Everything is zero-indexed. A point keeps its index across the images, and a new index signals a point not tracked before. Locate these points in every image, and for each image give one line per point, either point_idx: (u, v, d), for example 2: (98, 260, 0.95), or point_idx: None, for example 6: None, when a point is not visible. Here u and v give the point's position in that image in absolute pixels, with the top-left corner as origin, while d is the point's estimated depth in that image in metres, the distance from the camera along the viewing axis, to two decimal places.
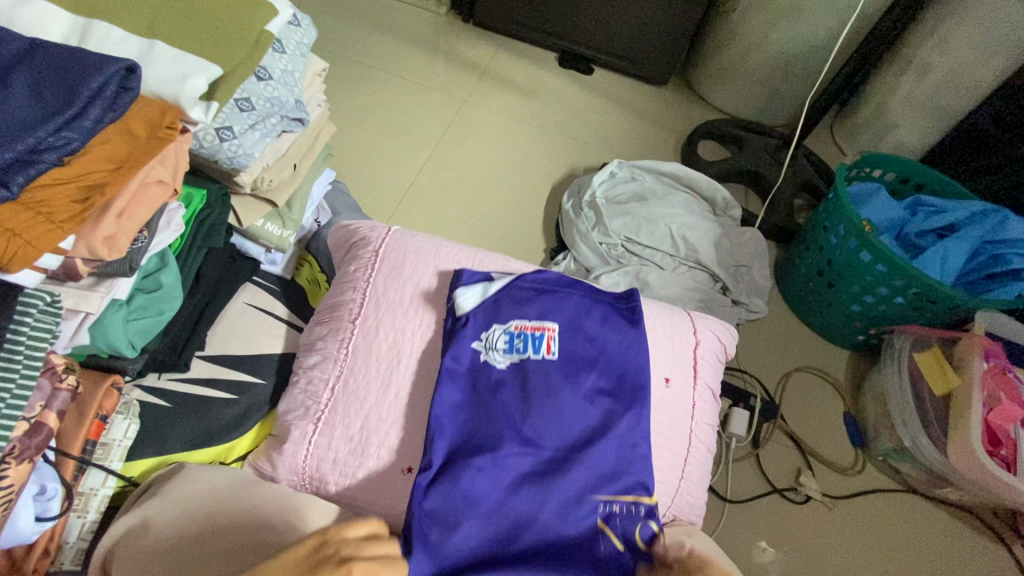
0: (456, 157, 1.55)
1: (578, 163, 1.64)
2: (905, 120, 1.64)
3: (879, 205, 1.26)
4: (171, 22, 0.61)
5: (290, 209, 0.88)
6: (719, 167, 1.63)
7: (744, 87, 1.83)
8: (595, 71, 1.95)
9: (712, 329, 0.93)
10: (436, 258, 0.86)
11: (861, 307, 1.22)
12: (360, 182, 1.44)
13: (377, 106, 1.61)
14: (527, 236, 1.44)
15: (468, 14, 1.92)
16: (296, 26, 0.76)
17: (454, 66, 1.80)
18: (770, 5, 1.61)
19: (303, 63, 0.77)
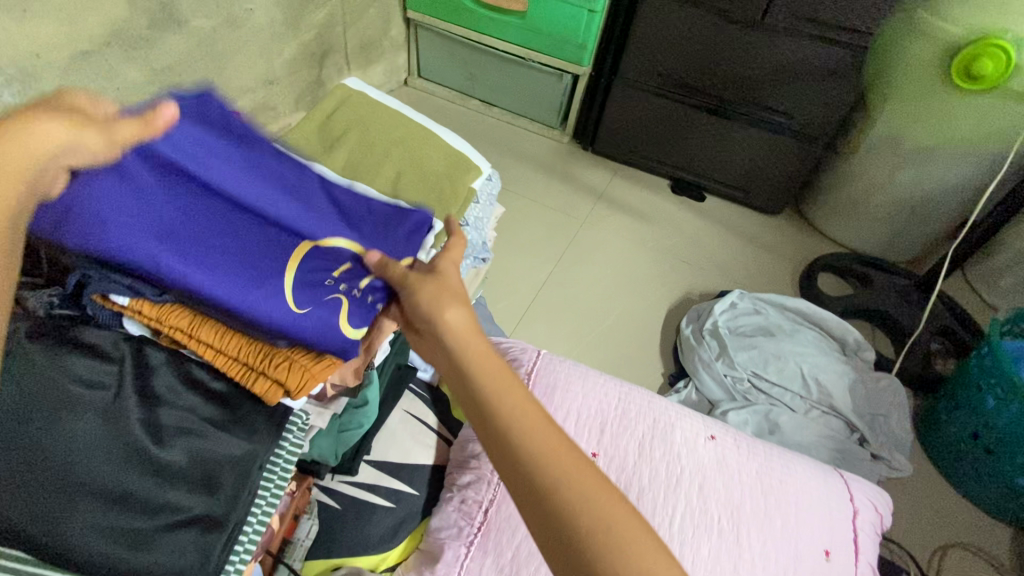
0: (575, 272, 1.66)
1: (692, 287, 1.68)
2: None
3: None
4: (411, 184, 0.75)
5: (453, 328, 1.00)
6: (843, 303, 1.60)
7: (866, 223, 1.82)
8: (707, 198, 2.04)
9: (867, 494, 0.87)
10: (584, 388, 0.89)
11: None
12: (489, 291, 1.56)
13: (505, 222, 1.78)
14: (642, 356, 1.46)
15: (589, 143, 2.12)
16: (491, 180, 0.89)
17: (574, 189, 1.97)
18: (895, 152, 1.64)
19: (490, 210, 0.90)
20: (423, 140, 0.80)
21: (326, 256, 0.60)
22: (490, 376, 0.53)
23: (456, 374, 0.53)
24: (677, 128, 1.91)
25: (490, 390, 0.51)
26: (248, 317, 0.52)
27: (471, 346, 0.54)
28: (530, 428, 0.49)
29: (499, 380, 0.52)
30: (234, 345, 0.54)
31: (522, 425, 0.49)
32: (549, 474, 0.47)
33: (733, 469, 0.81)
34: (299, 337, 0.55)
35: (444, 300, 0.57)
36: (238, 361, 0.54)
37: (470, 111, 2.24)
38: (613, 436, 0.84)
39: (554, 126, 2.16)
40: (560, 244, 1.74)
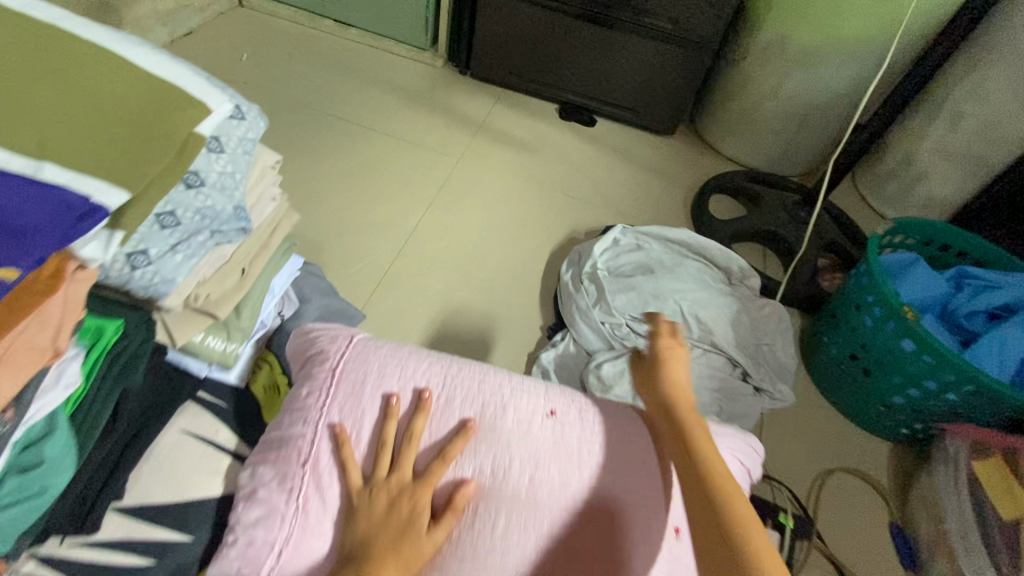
0: (447, 220, 1.45)
1: (578, 225, 1.53)
2: (937, 171, 1.54)
3: (920, 276, 1.11)
4: (65, 134, 0.51)
5: (238, 317, 0.76)
6: (732, 228, 1.52)
7: (758, 138, 1.71)
8: (598, 122, 1.85)
9: (731, 448, 0.80)
10: (401, 377, 0.73)
11: (904, 399, 1.07)
12: (341, 255, 1.33)
13: (363, 168, 1.52)
14: (521, 310, 1.31)
15: (465, 66, 1.84)
16: (242, 117, 0.66)
17: (449, 121, 1.71)
18: (784, 55, 1.51)
19: (247, 161, 0.66)
20: (96, 70, 0.55)
21: None
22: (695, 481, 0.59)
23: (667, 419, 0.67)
24: (557, 41, 1.67)
25: (711, 485, 0.58)
26: None
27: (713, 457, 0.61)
28: (743, 520, 0.55)
29: (705, 450, 0.62)
30: None
31: (718, 484, 0.58)
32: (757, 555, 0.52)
33: (573, 449, 0.71)
34: None
35: None
36: None
37: (322, 34, 1.88)
38: (433, 432, 0.70)
39: (425, 48, 1.86)
40: (430, 189, 1.52)
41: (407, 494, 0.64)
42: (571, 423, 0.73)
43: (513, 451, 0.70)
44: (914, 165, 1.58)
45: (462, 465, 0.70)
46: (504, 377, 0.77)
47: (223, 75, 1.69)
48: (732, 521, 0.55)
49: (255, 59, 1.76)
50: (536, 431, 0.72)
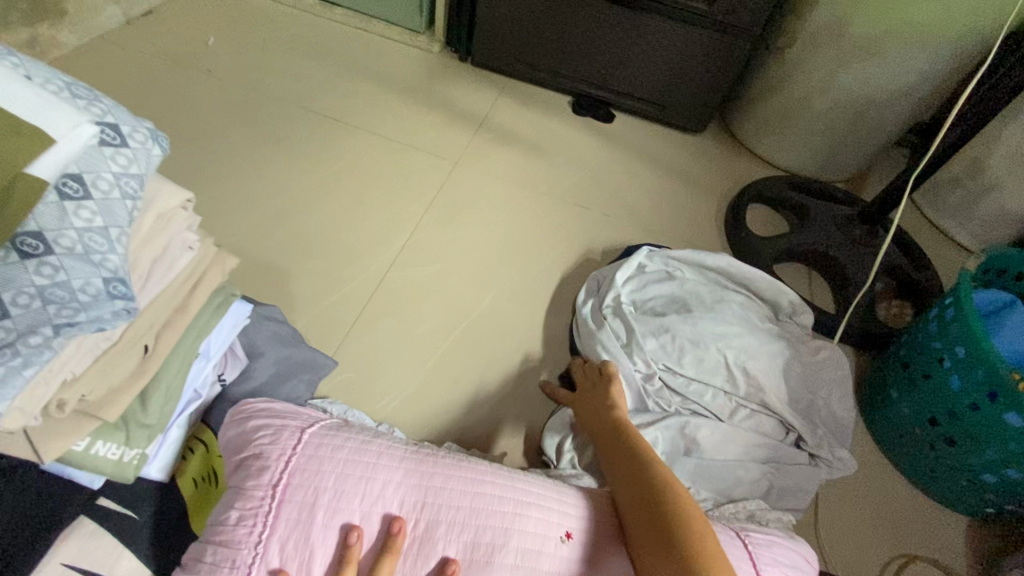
0: (441, 238, 1.24)
1: (593, 243, 1.31)
2: (1016, 183, 1.31)
3: (1020, 327, 0.90)
4: None
5: (143, 411, 0.56)
6: (774, 248, 1.30)
7: (802, 140, 1.48)
8: (617, 118, 1.62)
9: (776, 561, 0.67)
10: (364, 499, 0.57)
11: (996, 479, 0.87)
12: (315, 283, 1.14)
13: (346, 175, 1.31)
14: (525, 349, 1.12)
15: (465, 52, 1.61)
16: (119, 143, 0.45)
17: (445, 117, 1.49)
18: (841, 43, 1.27)
19: (129, 208, 0.45)
20: None
21: None
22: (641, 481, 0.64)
23: (605, 443, 0.73)
24: (571, 25, 1.44)
25: (654, 479, 0.63)
26: None
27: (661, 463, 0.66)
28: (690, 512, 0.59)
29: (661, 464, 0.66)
30: None
31: (673, 491, 0.62)
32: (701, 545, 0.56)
33: None
34: None
35: None
36: None
37: (305, 14, 1.65)
38: (407, 574, 0.55)
39: (420, 31, 1.62)
40: (421, 199, 1.31)
41: None
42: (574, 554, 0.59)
43: None
44: (986, 174, 1.35)
45: None
46: (498, 490, 0.61)
47: (186, 61, 1.47)
48: (674, 508, 0.59)
49: (225, 43, 1.53)
50: (536, 569, 0.57)
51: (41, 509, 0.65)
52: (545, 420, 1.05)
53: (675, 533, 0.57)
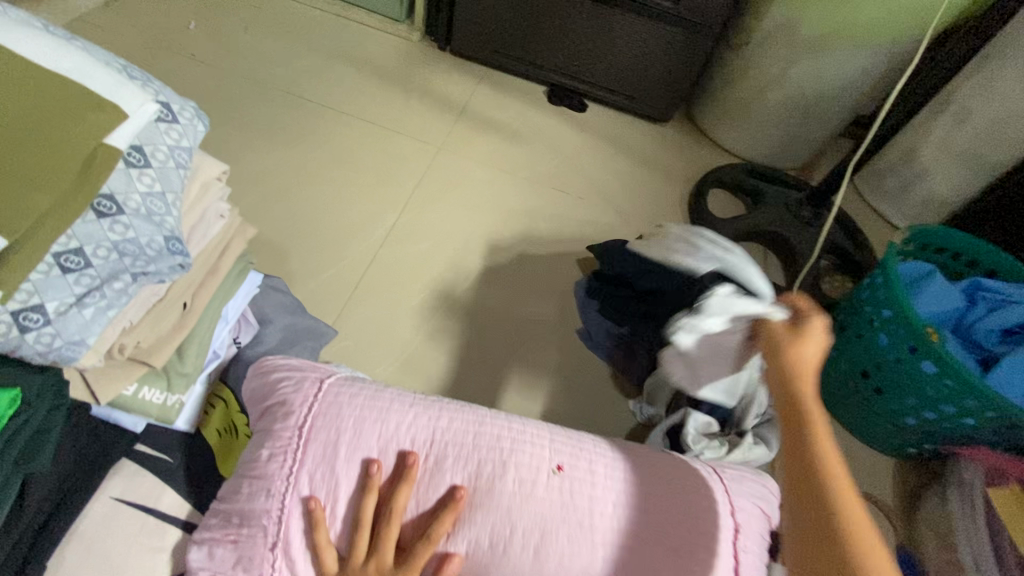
0: (428, 219, 1.32)
1: (569, 223, 1.41)
2: (941, 170, 1.47)
3: (937, 290, 1.04)
4: None
5: (180, 361, 0.63)
6: (732, 229, 1.43)
7: (758, 130, 1.61)
8: (590, 107, 1.72)
9: (745, 490, 0.69)
10: (381, 437, 0.62)
11: (915, 420, 1.02)
12: (309, 261, 1.20)
13: (333, 158, 1.37)
14: (509, 320, 1.22)
15: (445, 42, 1.67)
16: (171, 120, 0.51)
17: (428, 104, 1.55)
18: (791, 41, 1.40)
19: (182, 176, 0.52)
20: None
21: None
22: (791, 434, 0.52)
23: (792, 409, 0.53)
24: (547, 17, 1.52)
25: (803, 429, 0.51)
26: None
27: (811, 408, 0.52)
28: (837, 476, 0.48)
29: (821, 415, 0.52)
30: None
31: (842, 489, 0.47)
32: (848, 517, 0.45)
33: (583, 513, 0.61)
34: None
35: None
36: None
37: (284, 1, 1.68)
38: (420, 499, 0.61)
39: (400, 19, 1.68)
40: (407, 182, 1.38)
41: None
42: (576, 482, 0.63)
43: (512, 523, 0.60)
44: (916, 161, 1.51)
45: (455, 536, 0.60)
46: (504, 427, 0.65)
47: (167, 45, 1.49)
48: (820, 467, 0.48)
49: (206, 27, 1.55)
50: (540, 496, 0.61)
51: (92, 449, 0.67)
52: (529, 384, 1.15)
53: (818, 495, 0.47)
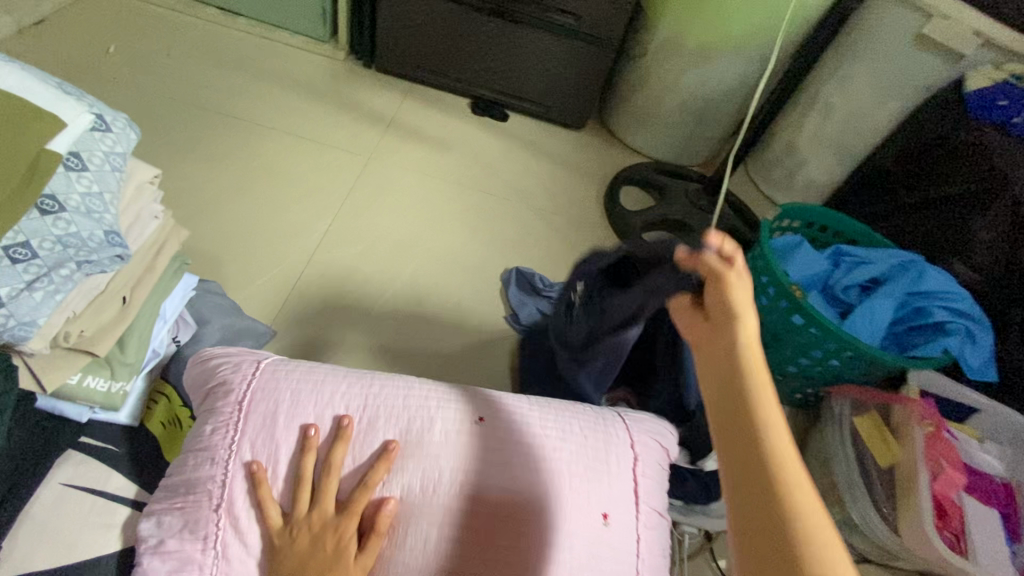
0: (362, 224, 1.40)
1: (496, 222, 1.53)
2: (816, 158, 1.70)
3: (806, 258, 1.22)
4: None
5: (121, 351, 0.68)
6: (643, 219, 1.59)
7: (661, 130, 1.80)
8: (512, 117, 1.86)
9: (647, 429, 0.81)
10: (314, 403, 0.69)
11: (796, 368, 1.18)
12: (248, 268, 1.26)
13: (265, 171, 1.43)
14: (444, 313, 1.31)
15: (370, 59, 1.76)
16: (107, 129, 0.58)
17: (356, 118, 1.64)
18: (680, 51, 1.59)
19: (118, 178, 0.59)
20: None
21: None
22: (730, 426, 0.47)
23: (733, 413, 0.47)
24: (465, 35, 1.65)
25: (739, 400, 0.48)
26: None
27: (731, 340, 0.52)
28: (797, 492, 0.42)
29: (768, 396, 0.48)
30: None
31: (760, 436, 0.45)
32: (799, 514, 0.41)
33: (502, 454, 0.72)
34: None
35: None
36: None
37: (207, 24, 1.72)
38: (355, 455, 0.69)
39: (324, 39, 1.75)
40: (339, 191, 1.45)
41: (330, 529, 0.63)
42: (495, 430, 0.73)
43: (440, 467, 0.69)
44: (795, 152, 1.74)
45: (390, 484, 0.69)
46: (430, 390, 0.75)
47: (89, 69, 1.51)
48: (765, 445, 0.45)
49: (127, 50, 1.58)
50: (464, 444, 0.71)
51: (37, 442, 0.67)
52: (466, 368, 1.25)
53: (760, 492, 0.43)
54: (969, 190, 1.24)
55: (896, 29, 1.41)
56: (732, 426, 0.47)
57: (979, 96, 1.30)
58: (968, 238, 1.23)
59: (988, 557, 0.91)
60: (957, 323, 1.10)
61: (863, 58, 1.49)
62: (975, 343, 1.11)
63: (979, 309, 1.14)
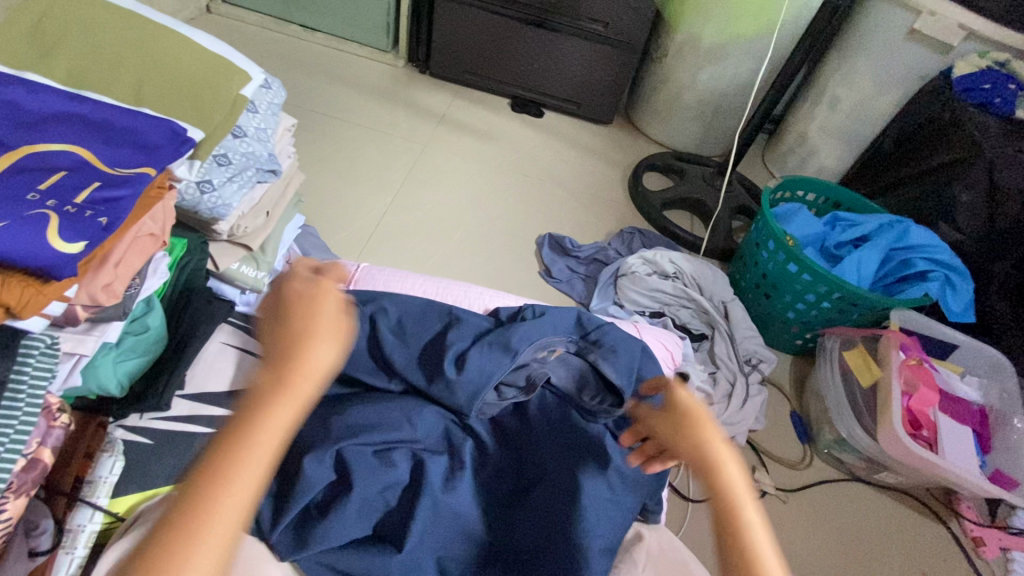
0: (419, 197, 1.67)
1: (531, 199, 1.77)
2: (824, 146, 1.78)
3: (804, 218, 1.38)
4: (157, 88, 0.70)
5: (263, 253, 0.95)
6: (663, 197, 1.79)
7: (680, 123, 2.00)
8: (547, 114, 2.10)
9: (658, 338, 1.09)
10: (403, 287, 0.98)
11: (795, 313, 1.34)
12: (328, 227, 1.54)
13: (340, 154, 1.71)
14: (488, 269, 1.56)
15: (425, 65, 2.05)
16: (269, 88, 0.84)
17: (413, 113, 1.92)
18: (696, 50, 1.79)
19: (274, 121, 0.85)
20: (168, 43, 0.73)
21: (46, 160, 0.53)
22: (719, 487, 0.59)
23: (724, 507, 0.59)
24: (507, 42, 1.91)
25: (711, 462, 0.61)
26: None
27: (723, 453, 0.61)
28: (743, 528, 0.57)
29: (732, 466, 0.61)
30: None
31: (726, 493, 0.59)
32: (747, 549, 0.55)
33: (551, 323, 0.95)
34: None
35: (769, 538, 1.15)
36: None
37: (290, 38, 2.05)
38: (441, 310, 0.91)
39: (386, 49, 2.05)
40: (399, 171, 1.72)
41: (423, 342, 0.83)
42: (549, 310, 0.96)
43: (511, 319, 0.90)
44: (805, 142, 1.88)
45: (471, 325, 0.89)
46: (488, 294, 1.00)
47: None
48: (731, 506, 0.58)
49: None
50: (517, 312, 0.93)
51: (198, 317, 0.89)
52: None
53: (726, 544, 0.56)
54: (950, 159, 1.41)
55: (889, 23, 1.49)
56: (727, 525, 0.57)
57: (965, 79, 1.42)
58: (953, 199, 1.39)
59: (958, 459, 1.09)
60: (937, 271, 1.25)
61: (860, 54, 1.58)
62: (956, 288, 1.25)
63: (958, 261, 1.28)
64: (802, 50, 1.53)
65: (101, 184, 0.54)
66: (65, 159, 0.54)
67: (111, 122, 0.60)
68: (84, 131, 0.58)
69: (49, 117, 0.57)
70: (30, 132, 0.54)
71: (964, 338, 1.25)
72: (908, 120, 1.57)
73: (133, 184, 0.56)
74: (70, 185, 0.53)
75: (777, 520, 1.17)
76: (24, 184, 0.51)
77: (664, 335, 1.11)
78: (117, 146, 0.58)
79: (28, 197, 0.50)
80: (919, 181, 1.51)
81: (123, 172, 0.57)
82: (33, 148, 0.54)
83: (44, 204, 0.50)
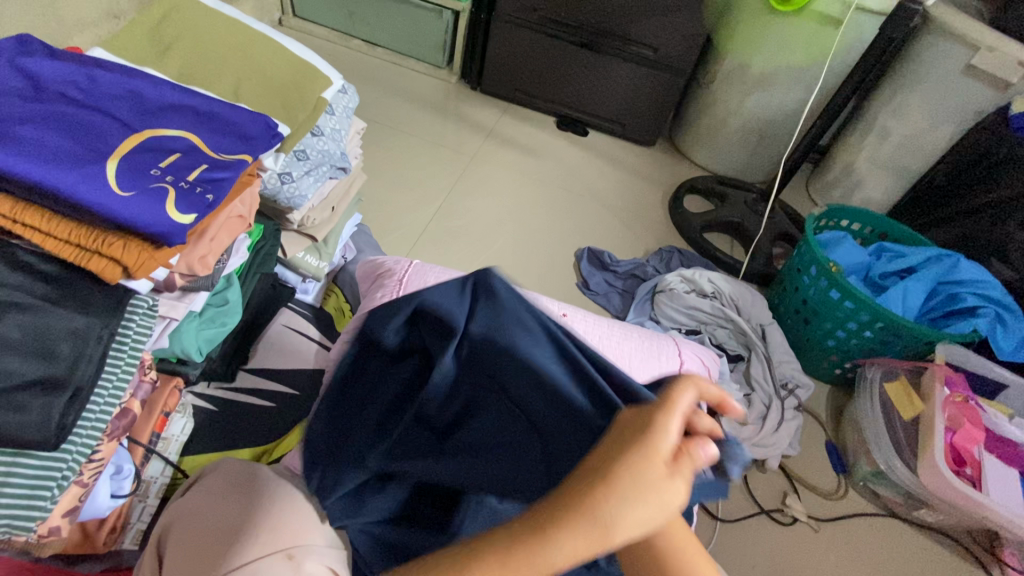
0: (464, 206, 1.74)
1: (572, 214, 1.82)
2: (872, 177, 1.77)
3: (848, 247, 1.37)
4: (251, 88, 0.78)
5: (325, 244, 1.02)
6: (703, 219, 1.80)
7: (724, 148, 2.02)
8: (591, 133, 2.15)
9: (696, 355, 1.09)
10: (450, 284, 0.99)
11: (835, 341, 1.33)
12: (378, 228, 1.61)
13: (392, 161, 1.80)
14: (527, 277, 1.60)
15: (476, 82, 2.14)
16: (345, 92, 0.91)
17: (463, 126, 2.00)
18: (744, 77, 1.82)
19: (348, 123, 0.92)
20: (262, 48, 0.81)
21: (162, 142, 0.60)
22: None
23: None
24: (557, 62, 1.98)
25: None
26: (106, 204, 0.52)
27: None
28: None
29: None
30: (92, 239, 0.53)
31: None
32: None
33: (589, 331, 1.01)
34: (84, 207, 0.52)
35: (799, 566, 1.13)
36: (103, 254, 0.53)
37: (352, 52, 2.18)
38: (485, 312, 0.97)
39: (441, 66, 2.15)
40: (446, 179, 1.80)
41: None
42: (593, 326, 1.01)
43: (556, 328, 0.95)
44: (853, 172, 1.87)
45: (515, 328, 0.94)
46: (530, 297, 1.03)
47: None
48: None
49: None
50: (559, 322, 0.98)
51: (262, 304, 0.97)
52: None
53: None
54: (1007, 197, 1.42)
55: (946, 56, 1.48)
56: None
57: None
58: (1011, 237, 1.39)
59: (1005, 497, 1.04)
60: (988, 307, 1.23)
61: (912, 87, 1.57)
62: (1007, 326, 1.23)
63: (1011, 299, 1.25)
64: (851, 82, 1.54)
65: (209, 165, 0.61)
66: (178, 143, 0.62)
67: (216, 113, 0.67)
68: (195, 119, 0.65)
69: (166, 106, 0.64)
70: (152, 119, 0.62)
71: (1014, 377, 1.21)
72: (965, 155, 1.54)
73: (233, 168, 0.63)
74: (182, 164, 0.60)
75: (807, 548, 1.15)
76: (145, 160, 0.58)
77: (701, 351, 1.13)
78: (220, 134, 0.66)
79: (151, 172, 0.57)
80: (978, 215, 1.50)
81: (226, 156, 0.64)
82: (152, 132, 0.61)
83: (163, 179, 0.57)
